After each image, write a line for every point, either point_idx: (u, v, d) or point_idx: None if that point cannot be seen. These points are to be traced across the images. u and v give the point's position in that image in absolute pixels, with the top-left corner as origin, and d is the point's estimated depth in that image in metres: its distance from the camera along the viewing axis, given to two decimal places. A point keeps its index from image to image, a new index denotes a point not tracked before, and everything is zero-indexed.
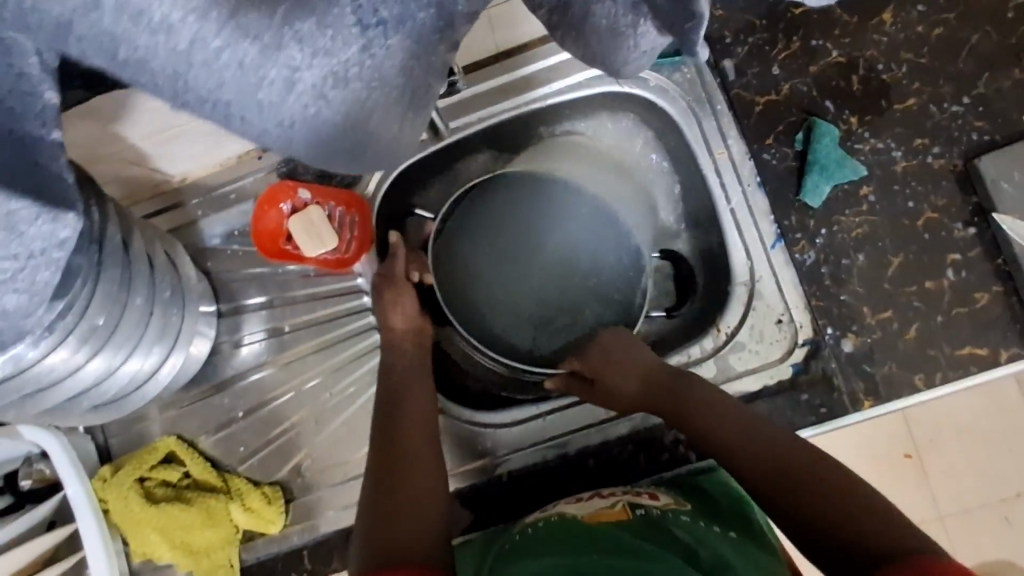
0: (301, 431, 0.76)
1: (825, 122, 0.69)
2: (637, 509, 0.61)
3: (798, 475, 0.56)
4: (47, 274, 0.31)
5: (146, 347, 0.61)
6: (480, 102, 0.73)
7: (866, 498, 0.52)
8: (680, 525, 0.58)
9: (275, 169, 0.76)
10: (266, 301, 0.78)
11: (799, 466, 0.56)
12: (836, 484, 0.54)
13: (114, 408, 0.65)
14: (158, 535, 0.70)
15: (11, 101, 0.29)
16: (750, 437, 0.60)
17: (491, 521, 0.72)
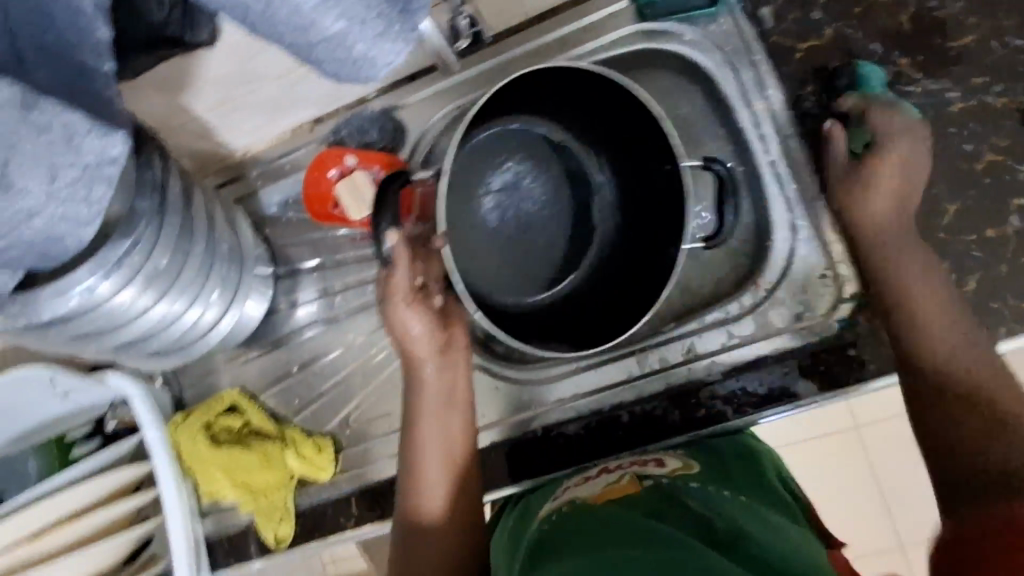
0: (350, 385, 0.81)
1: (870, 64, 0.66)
2: (646, 479, 0.62)
3: (935, 395, 0.56)
4: (107, 194, 0.36)
5: (207, 297, 0.67)
6: (511, 66, 0.77)
7: (1011, 410, 0.53)
8: (691, 495, 0.60)
9: (325, 139, 0.81)
10: (319, 264, 0.83)
11: (951, 362, 0.57)
12: (962, 355, 0.57)
13: (182, 354, 0.72)
14: (223, 475, 0.76)
15: (70, 34, 0.33)
16: (911, 292, 0.60)
17: (516, 476, 0.73)
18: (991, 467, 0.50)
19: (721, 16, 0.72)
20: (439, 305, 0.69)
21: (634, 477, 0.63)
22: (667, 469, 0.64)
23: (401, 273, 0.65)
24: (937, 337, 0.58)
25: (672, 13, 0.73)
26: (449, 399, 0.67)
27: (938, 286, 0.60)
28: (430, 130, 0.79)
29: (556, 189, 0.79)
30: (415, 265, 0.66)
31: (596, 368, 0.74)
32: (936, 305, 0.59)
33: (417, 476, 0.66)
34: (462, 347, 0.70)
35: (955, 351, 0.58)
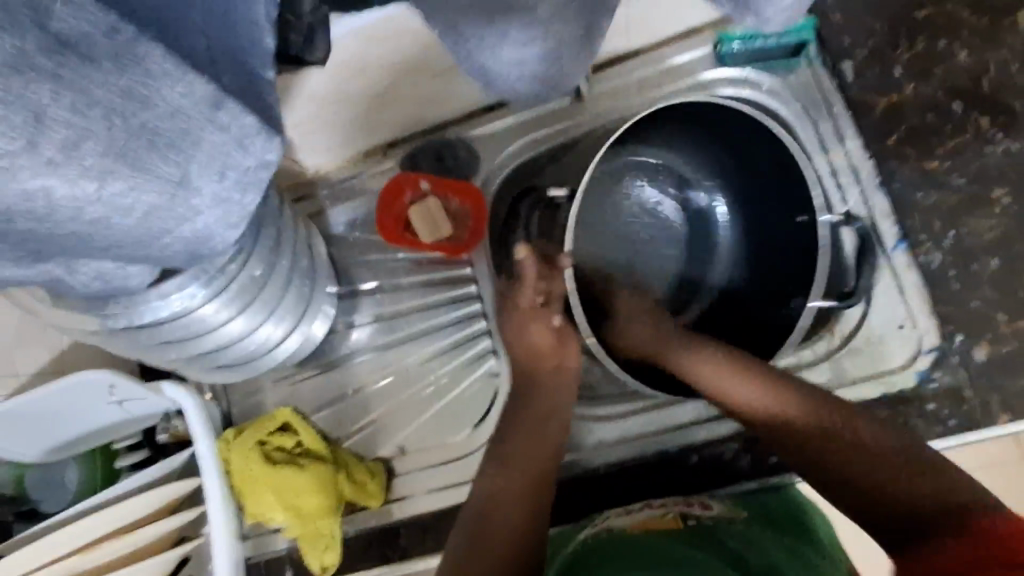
0: (405, 409, 0.82)
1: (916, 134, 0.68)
2: (689, 518, 0.64)
3: (806, 439, 0.60)
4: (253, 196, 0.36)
5: (281, 313, 0.68)
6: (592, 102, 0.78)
7: (877, 471, 0.56)
8: (730, 533, 0.62)
9: (398, 164, 0.82)
10: (381, 286, 0.83)
11: (810, 442, 0.60)
12: (813, 440, 0.60)
13: (246, 368, 0.71)
14: (273, 496, 0.74)
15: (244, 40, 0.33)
16: (703, 375, 0.67)
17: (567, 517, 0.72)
18: (879, 497, 0.55)
19: (800, 67, 0.73)
20: (559, 325, 0.73)
21: (679, 515, 0.64)
22: (711, 510, 0.65)
23: (526, 290, 0.72)
24: (852, 467, 0.58)
25: (751, 62, 0.74)
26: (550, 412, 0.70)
27: (726, 361, 0.66)
28: (504, 162, 0.81)
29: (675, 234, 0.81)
30: (538, 283, 0.72)
31: (661, 408, 0.74)
32: (723, 376, 0.65)
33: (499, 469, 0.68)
34: (570, 368, 0.73)
35: (801, 410, 0.61)
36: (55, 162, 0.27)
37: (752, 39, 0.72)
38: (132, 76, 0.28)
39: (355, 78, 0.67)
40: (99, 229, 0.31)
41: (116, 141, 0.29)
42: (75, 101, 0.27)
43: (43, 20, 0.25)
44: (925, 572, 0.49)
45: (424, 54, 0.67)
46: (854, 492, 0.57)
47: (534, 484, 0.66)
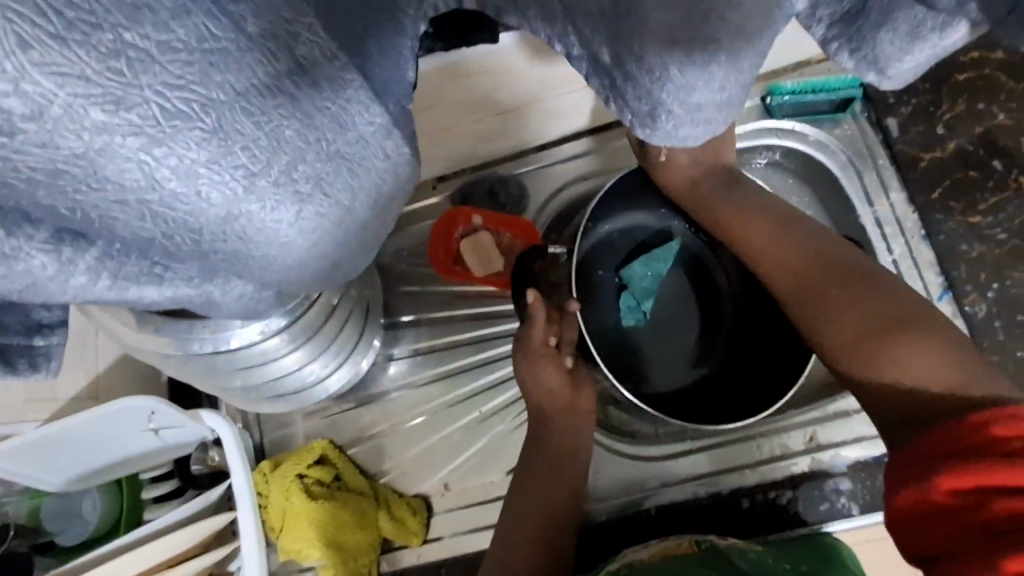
0: (444, 446, 0.79)
1: (970, 181, 0.72)
2: (703, 541, 0.64)
3: (840, 311, 0.59)
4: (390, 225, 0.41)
5: (336, 347, 0.66)
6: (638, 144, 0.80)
7: (902, 354, 0.54)
8: (746, 558, 0.62)
9: (447, 197, 0.83)
10: (425, 319, 0.83)
11: (857, 340, 0.57)
12: (855, 327, 0.57)
13: (293, 400, 0.70)
14: (312, 532, 0.72)
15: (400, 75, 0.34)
16: (756, 240, 0.66)
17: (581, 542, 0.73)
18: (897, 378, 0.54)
19: (846, 120, 0.76)
20: (570, 365, 0.71)
21: (693, 539, 0.64)
22: (726, 539, 0.65)
23: (536, 333, 0.69)
24: (900, 352, 0.54)
25: (799, 115, 0.77)
26: (568, 453, 0.70)
27: (784, 227, 0.65)
28: (553, 199, 0.82)
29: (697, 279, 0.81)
30: (549, 327, 0.69)
31: (712, 449, 0.73)
32: (770, 232, 0.65)
33: (514, 497, 0.70)
34: (584, 409, 0.71)
35: (854, 320, 0.58)
36: (278, 184, 0.32)
37: (803, 92, 0.75)
38: (341, 102, 0.33)
39: (452, 106, 0.69)
40: (281, 252, 0.35)
41: (318, 168, 0.33)
42: (302, 129, 0.31)
43: (294, 47, 0.30)
44: (894, 463, 0.49)
45: (510, 89, 0.69)
46: (879, 373, 0.55)
47: (541, 526, 0.67)
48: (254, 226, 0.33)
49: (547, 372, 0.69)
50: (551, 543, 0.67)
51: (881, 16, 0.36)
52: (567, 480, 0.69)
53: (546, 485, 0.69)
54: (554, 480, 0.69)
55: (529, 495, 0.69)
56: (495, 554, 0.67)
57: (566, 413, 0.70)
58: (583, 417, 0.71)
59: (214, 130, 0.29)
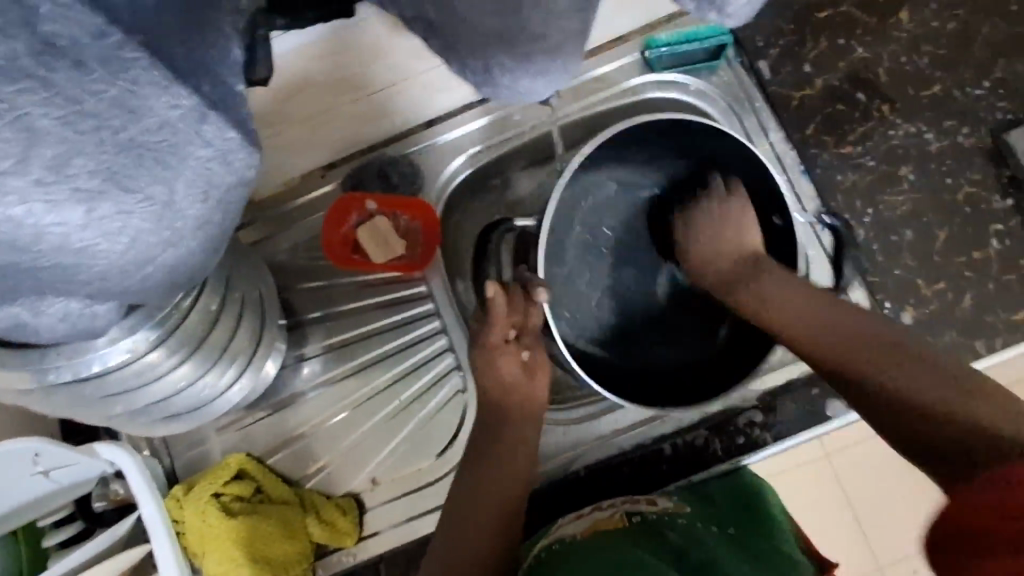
0: (369, 441, 0.77)
1: (839, 114, 0.75)
2: (634, 516, 0.64)
3: (863, 352, 0.57)
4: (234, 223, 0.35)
5: (232, 354, 0.63)
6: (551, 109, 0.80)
7: (920, 396, 0.52)
8: (672, 527, 0.63)
9: (339, 185, 0.79)
10: (333, 313, 0.79)
11: (871, 363, 0.56)
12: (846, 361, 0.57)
13: (194, 416, 0.66)
14: (237, 551, 0.69)
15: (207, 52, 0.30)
16: (789, 301, 0.63)
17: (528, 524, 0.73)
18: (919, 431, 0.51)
19: (722, 68, 0.78)
20: (527, 359, 0.70)
21: (624, 513, 0.65)
22: (657, 506, 0.66)
23: (494, 330, 0.68)
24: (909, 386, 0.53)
25: (677, 66, 0.78)
26: (517, 439, 0.68)
27: (799, 291, 0.63)
28: (451, 176, 0.80)
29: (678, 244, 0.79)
30: (505, 319, 0.68)
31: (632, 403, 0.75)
32: (812, 300, 0.62)
33: (466, 472, 0.68)
34: (542, 400, 0.70)
35: (842, 318, 0.60)
36: (45, 183, 0.25)
37: (678, 43, 0.76)
38: (124, 84, 0.25)
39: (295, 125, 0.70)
40: (86, 258, 0.29)
41: (104, 160, 0.26)
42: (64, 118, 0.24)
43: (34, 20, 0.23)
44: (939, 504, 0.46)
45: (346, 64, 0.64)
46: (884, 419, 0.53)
47: (496, 510, 0.65)
48: (30, 234, 0.27)
49: (504, 364, 0.69)
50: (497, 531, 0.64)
51: None
52: (523, 468, 0.67)
53: (501, 473, 0.66)
54: (513, 468, 0.67)
55: (479, 471, 0.67)
56: (444, 530, 0.65)
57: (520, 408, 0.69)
58: (536, 418, 0.69)
59: None
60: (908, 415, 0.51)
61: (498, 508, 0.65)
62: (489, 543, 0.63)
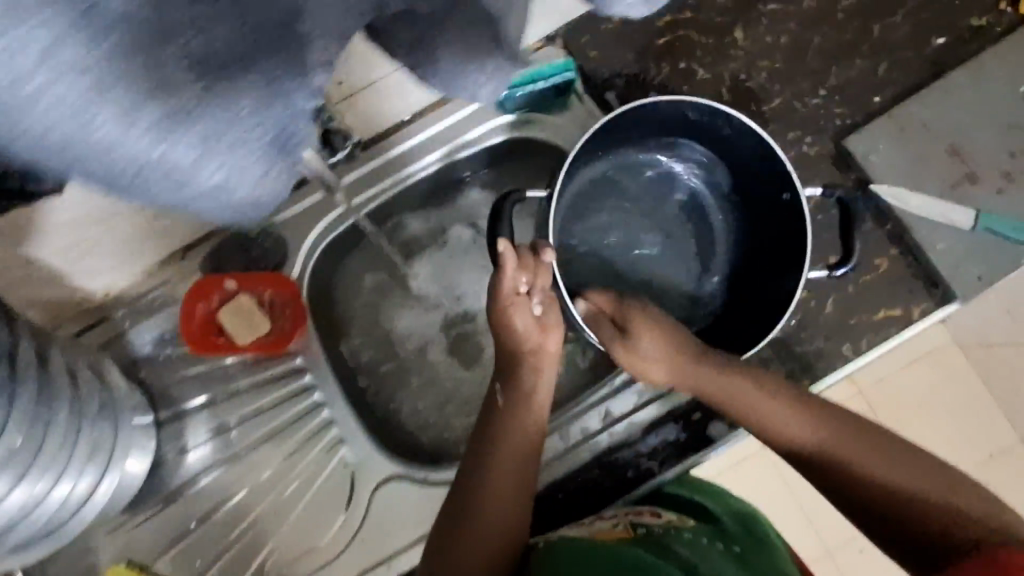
0: (261, 527, 0.74)
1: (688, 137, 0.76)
2: (638, 528, 0.64)
3: (867, 455, 0.58)
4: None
5: (79, 468, 0.60)
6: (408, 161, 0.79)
7: (868, 465, 0.58)
8: (680, 541, 0.62)
9: (201, 266, 0.77)
10: (209, 399, 0.76)
11: (829, 457, 0.59)
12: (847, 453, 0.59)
13: (52, 538, 0.62)
14: None
15: None
16: (737, 396, 0.63)
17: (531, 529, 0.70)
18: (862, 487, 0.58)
19: (572, 103, 0.78)
20: (539, 315, 0.65)
21: (629, 524, 0.65)
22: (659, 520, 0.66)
23: (505, 280, 0.63)
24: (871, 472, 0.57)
25: (529, 106, 0.78)
26: (525, 426, 0.64)
27: (756, 382, 0.63)
28: (315, 241, 0.78)
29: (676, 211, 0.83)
30: (518, 270, 0.63)
31: None
32: (736, 386, 0.63)
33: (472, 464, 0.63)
34: (553, 355, 0.67)
35: (830, 440, 0.60)
36: None
37: (526, 85, 0.75)
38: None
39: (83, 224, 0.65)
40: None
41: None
42: None
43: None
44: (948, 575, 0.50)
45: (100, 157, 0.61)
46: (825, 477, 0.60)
47: (510, 504, 0.61)
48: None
49: (522, 317, 0.64)
50: (515, 525, 0.61)
51: None
52: (531, 451, 0.64)
53: (518, 450, 0.63)
54: (522, 455, 0.63)
55: (492, 458, 0.62)
56: (444, 541, 0.60)
57: (537, 366, 0.66)
58: (550, 371, 0.66)
59: None
60: (850, 482, 0.58)
61: (516, 490, 0.62)
62: (505, 535, 0.61)
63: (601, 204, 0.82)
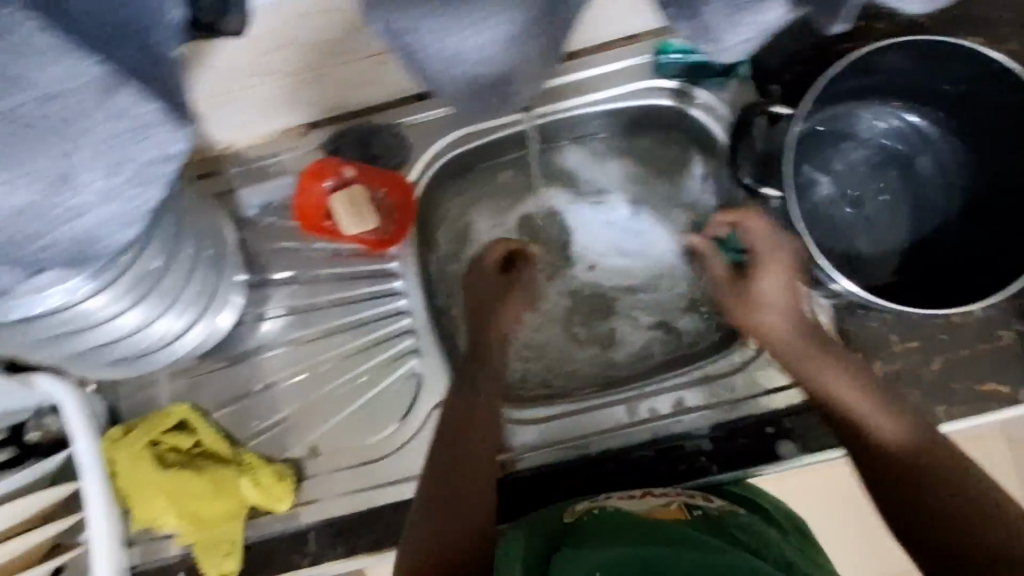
0: (316, 409, 0.76)
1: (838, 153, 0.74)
2: (695, 509, 0.62)
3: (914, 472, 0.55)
4: (171, 168, 0.41)
5: (182, 305, 0.61)
6: (545, 98, 0.76)
7: (936, 471, 0.55)
8: (739, 524, 0.60)
9: (321, 147, 0.76)
10: (294, 276, 0.77)
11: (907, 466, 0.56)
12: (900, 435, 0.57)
13: (139, 364, 0.65)
14: (167, 501, 0.69)
15: None
16: (817, 368, 0.64)
17: (595, 480, 0.71)
18: (908, 473, 0.55)
19: (731, 84, 0.74)
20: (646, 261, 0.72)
21: (684, 505, 0.62)
22: (715, 503, 0.64)
23: (491, 252, 0.78)
24: (925, 473, 0.55)
25: (685, 76, 0.74)
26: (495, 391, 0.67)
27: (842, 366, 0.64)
28: (433, 152, 0.76)
29: (886, 172, 0.74)
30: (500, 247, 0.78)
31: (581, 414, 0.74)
32: (820, 364, 0.64)
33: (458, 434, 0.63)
34: None
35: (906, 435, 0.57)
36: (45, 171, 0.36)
37: (689, 52, 0.72)
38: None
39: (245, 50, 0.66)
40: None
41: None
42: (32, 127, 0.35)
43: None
44: None
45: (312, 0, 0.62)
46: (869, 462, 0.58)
47: (487, 471, 0.63)
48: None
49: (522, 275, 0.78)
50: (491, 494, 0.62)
51: None
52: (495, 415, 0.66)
53: (484, 416, 0.65)
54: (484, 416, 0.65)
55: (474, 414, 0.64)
56: (449, 478, 0.61)
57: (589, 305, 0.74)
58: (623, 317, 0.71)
59: None
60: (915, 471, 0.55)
61: (450, 440, 0.63)
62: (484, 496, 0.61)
63: (813, 149, 0.74)
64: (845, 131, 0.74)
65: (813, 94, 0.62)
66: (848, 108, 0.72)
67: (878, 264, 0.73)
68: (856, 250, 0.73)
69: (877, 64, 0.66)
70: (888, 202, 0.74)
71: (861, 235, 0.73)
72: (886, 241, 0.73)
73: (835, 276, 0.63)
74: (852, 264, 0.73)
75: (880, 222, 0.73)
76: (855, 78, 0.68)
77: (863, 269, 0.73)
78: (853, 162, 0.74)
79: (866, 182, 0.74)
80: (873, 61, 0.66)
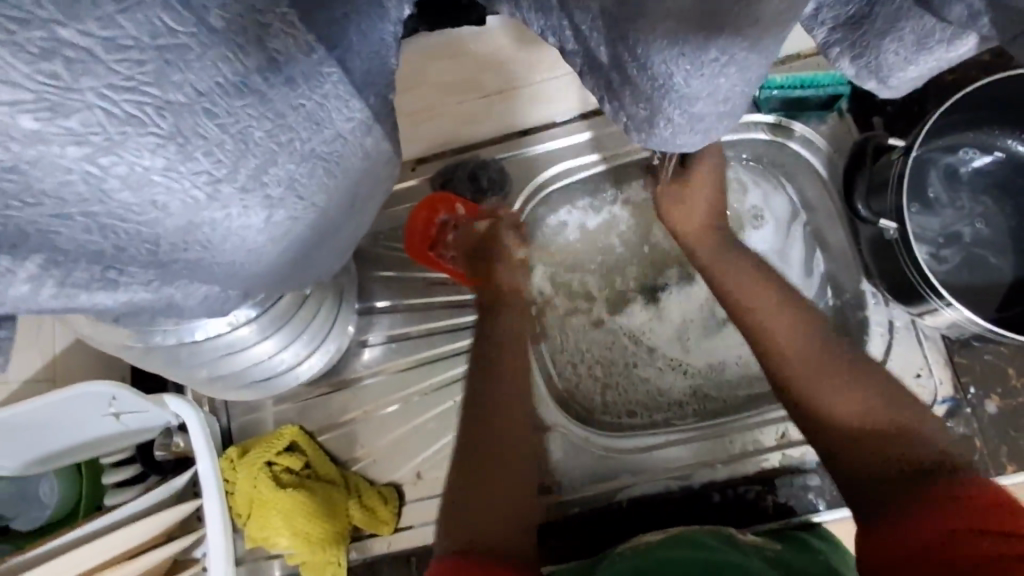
0: (417, 434, 0.78)
1: (949, 181, 0.73)
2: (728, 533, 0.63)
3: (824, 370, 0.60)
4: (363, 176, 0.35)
5: (312, 330, 0.65)
6: None
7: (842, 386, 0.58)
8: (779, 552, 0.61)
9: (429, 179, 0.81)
10: (400, 303, 0.80)
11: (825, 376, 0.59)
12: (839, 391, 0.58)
13: (262, 387, 0.68)
14: (282, 520, 0.70)
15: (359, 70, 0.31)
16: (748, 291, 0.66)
17: (689, 509, 0.72)
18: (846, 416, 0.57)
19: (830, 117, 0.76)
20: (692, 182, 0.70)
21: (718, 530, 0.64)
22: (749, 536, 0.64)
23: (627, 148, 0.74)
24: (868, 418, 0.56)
25: (784, 110, 0.75)
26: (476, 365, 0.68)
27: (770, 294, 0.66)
28: (539, 186, 0.81)
29: (1002, 200, 0.73)
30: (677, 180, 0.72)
31: (682, 444, 0.74)
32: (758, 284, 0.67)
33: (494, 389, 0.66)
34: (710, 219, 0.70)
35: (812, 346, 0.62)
36: (247, 189, 0.29)
37: (792, 87, 0.73)
38: (317, 98, 0.29)
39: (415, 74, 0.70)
40: (233, 263, 0.32)
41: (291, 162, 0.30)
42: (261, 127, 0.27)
43: (265, 39, 0.27)
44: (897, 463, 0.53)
45: (496, 74, 0.67)
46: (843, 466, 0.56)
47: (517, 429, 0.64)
48: (217, 233, 0.30)
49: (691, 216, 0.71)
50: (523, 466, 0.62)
51: (886, 25, 0.32)
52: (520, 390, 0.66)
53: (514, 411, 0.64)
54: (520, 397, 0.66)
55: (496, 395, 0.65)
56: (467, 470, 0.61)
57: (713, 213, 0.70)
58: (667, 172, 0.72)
59: (173, 134, 0.26)
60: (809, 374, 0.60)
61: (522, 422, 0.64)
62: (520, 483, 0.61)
63: (923, 177, 0.73)
64: (955, 159, 0.73)
65: (926, 125, 0.62)
66: (956, 137, 0.72)
67: (994, 294, 0.71)
68: (972, 280, 0.71)
69: (992, 97, 0.67)
70: (998, 231, 0.72)
71: (974, 266, 0.72)
72: (1001, 271, 0.71)
73: (950, 301, 0.62)
74: (966, 293, 0.71)
75: (996, 250, 0.72)
76: (966, 109, 0.69)
77: (979, 299, 0.71)
78: (964, 188, 0.73)
79: (978, 209, 0.73)
80: (989, 93, 0.67)
